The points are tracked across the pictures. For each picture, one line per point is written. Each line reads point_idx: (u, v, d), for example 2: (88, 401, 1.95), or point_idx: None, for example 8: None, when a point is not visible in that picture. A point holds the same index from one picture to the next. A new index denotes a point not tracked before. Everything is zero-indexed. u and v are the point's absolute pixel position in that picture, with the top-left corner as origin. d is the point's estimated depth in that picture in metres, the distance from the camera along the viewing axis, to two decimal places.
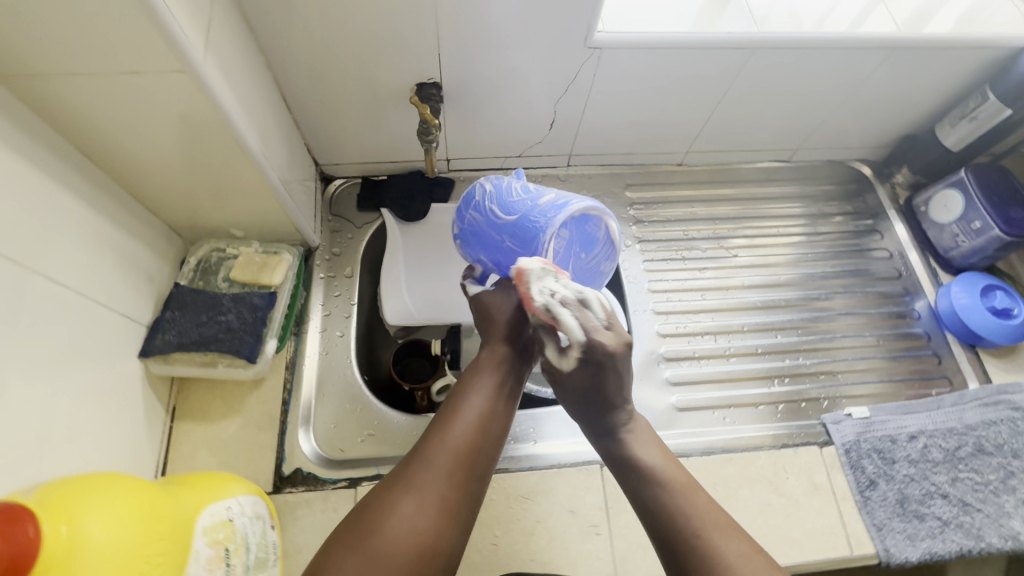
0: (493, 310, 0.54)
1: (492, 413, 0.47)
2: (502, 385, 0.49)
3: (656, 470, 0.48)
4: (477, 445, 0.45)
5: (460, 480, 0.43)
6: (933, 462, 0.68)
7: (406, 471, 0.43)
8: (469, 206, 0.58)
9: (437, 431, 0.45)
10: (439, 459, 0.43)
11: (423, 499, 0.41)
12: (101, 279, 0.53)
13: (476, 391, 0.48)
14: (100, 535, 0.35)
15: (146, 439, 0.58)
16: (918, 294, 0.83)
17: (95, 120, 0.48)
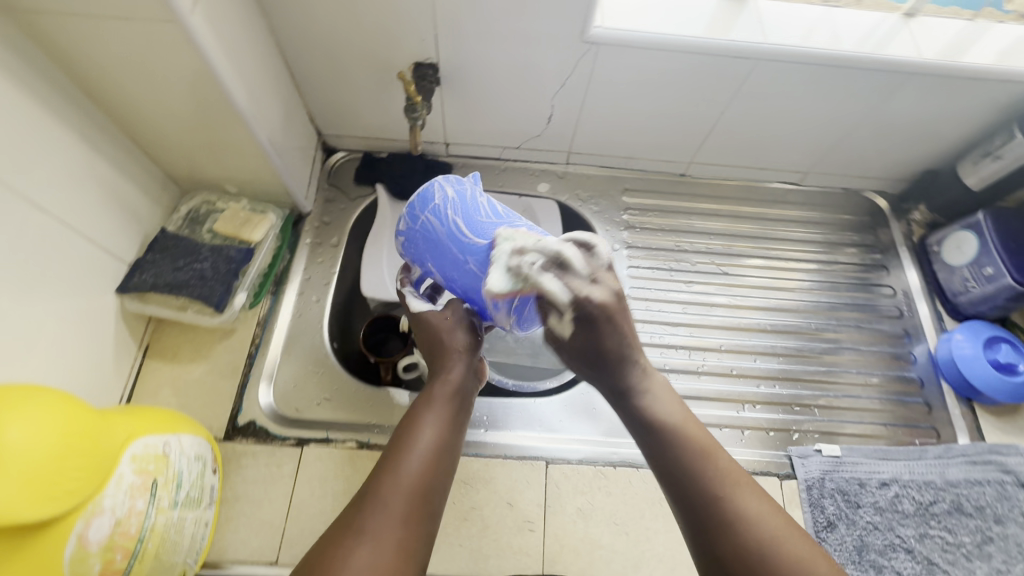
0: (440, 336, 0.51)
1: (445, 447, 0.44)
2: (454, 414, 0.46)
3: (674, 421, 0.44)
4: (433, 483, 0.41)
5: (416, 523, 0.39)
6: (902, 513, 0.64)
7: (355, 517, 0.38)
8: (425, 204, 0.48)
9: (389, 469, 0.41)
10: (393, 503, 0.39)
11: (379, 547, 0.36)
12: (87, 214, 0.56)
13: (428, 423, 0.44)
14: (16, 439, 0.36)
15: (113, 369, 0.61)
16: (918, 338, 0.79)
17: (95, 61, 0.51)
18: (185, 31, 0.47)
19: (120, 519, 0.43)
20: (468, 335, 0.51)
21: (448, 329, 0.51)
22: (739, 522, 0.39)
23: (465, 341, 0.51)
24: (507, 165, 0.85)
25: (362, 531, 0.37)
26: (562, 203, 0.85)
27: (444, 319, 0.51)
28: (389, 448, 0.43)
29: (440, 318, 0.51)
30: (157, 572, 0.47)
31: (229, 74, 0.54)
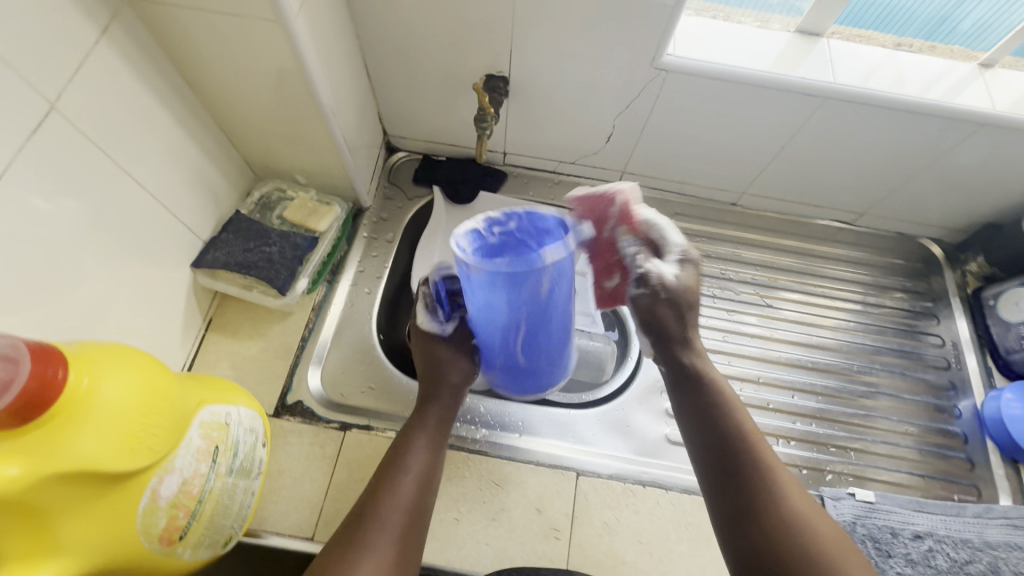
0: (441, 364, 0.59)
1: (432, 467, 0.52)
2: (439, 441, 0.55)
3: (721, 403, 0.49)
4: (421, 502, 0.49)
5: (410, 534, 0.47)
6: (934, 568, 0.63)
7: (358, 531, 0.45)
8: (551, 274, 0.47)
9: (387, 488, 0.48)
10: (391, 515, 0.46)
11: (379, 556, 0.44)
12: (174, 191, 0.61)
13: (417, 448, 0.52)
14: (114, 395, 0.39)
15: (180, 337, 0.65)
16: (964, 392, 0.77)
17: (202, 53, 0.55)
18: (287, 33, 0.51)
19: (186, 479, 0.46)
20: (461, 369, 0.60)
21: (450, 363, 0.59)
22: (775, 503, 0.43)
23: (459, 375, 0.59)
24: (560, 179, 0.87)
25: (364, 543, 0.44)
26: None
27: (448, 354, 0.59)
28: (382, 470, 0.50)
29: (444, 350, 0.59)
30: (209, 533, 0.50)
31: (318, 74, 0.58)
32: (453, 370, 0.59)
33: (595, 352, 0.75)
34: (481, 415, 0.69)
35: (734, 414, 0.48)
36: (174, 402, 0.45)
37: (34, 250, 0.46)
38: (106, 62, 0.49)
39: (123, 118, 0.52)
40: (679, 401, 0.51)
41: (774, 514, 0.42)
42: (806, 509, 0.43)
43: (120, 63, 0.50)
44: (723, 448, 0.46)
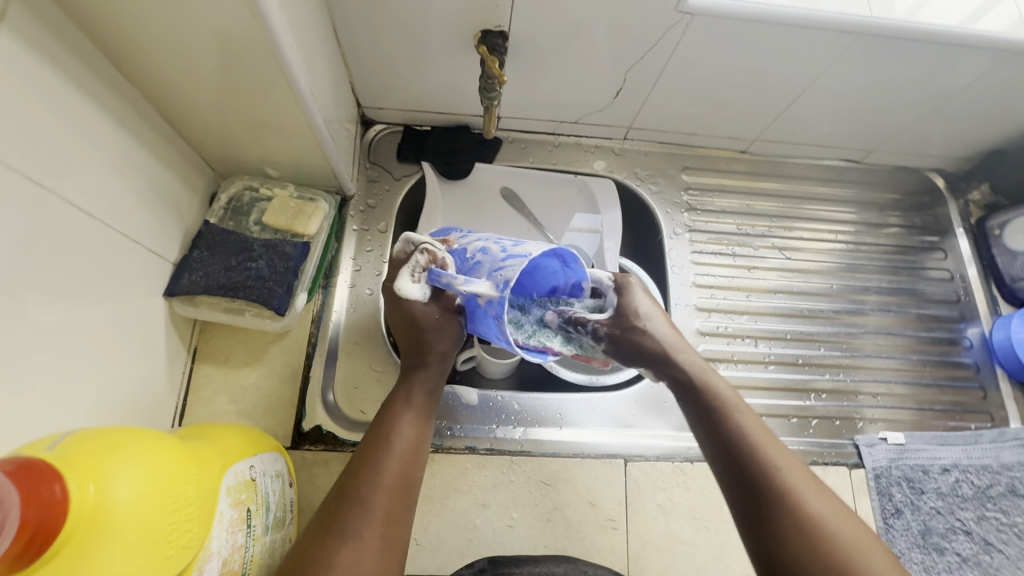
0: (424, 330, 0.50)
1: (419, 446, 0.47)
2: (429, 414, 0.50)
3: (728, 407, 0.48)
4: (409, 481, 0.45)
5: (397, 519, 0.42)
6: (962, 497, 0.66)
7: (339, 519, 0.41)
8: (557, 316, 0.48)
9: (368, 469, 0.44)
10: (375, 501, 0.42)
11: (363, 545, 0.39)
12: (125, 210, 0.50)
13: (405, 425, 0.47)
14: (131, 500, 0.32)
15: (167, 376, 0.56)
16: (973, 322, 0.80)
17: (134, 32, 0.43)
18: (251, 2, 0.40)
19: (226, 558, 0.40)
20: (451, 330, 0.50)
21: (432, 326, 0.50)
22: (792, 504, 0.41)
23: (447, 343, 0.51)
24: (561, 140, 0.80)
25: (347, 530, 0.40)
26: (619, 182, 0.81)
27: (431, 315, 0.49)
28: (366, 445, 0.46)
29: (424, 311, 0.49)
30: None
31: (289, 48, 0.47)
32: (440, 335, 0.50)
33: None
34: (517, 412, 0.65)
35: (741, 417, 0.47)
36: (197, 479, 0.38)
37: None
38: (11, 59, 0.37)
39: (47, 129, 0.40)
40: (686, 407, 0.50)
41: (793, 514, 0.41)
42: (825, 508, 0.41)
43: (27, 56, 0.38)
44: (733, 452, 0.45)
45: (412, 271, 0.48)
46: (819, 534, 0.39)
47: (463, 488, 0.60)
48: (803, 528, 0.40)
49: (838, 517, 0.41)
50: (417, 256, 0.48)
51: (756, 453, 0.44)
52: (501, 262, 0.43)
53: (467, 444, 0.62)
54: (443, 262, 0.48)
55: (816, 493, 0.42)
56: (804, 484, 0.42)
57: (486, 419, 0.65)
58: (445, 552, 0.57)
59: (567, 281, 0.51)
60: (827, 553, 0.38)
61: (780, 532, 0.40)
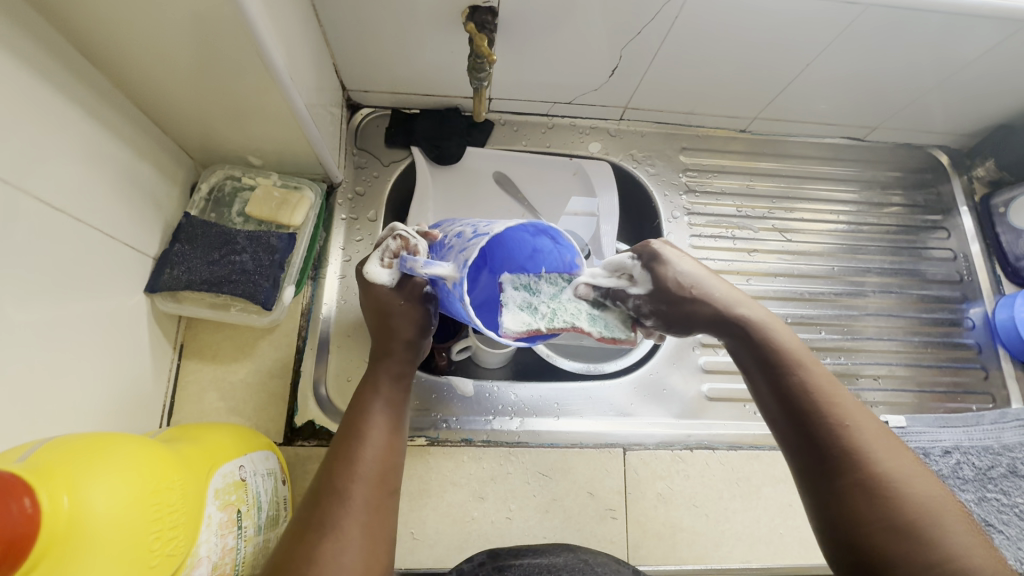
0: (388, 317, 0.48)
1: (394, 435, 0.46)
2: (400, 402, 0.48)
3: (793, 361, 0.44)
4: (387, 469, 0.43)
5: (379, 507, 0.41)
6: (962, 479, 0.66)
7: (315, 512, 0.39)
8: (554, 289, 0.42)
9: (343, 460, 0.42)
10: (352, 493, 0.40)
11: (344, 537, 0.38)
12: (99, 205, 0.48)
13: (376, 415, 0.46)
14: (108, 512, 0.31)
15: (154, 375, 0.55)
16: (975, 301, 0.79)
17: (98, 16, 0.40)
18: None
19: (216, 562, 0.39)
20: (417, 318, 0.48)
21: (400, 313, 0.48)
22: (859, 460, 0.38)
23: (411, 329, 0.49)
24: (555, 122, 0.77)
25: (327, 523, 0.38)
26: (615, 165, 0.78)
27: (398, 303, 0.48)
28: (338, 440, 0.44)
29: (389, 297, 0.47)
30: None
31: (266, 29, 0.44)
32: (405, 322, 0.49)
33: None
34: (514, 403, 0.65)
35: (808, 371, 0.43)
36: (181, 485, 0.36)
37: None
38: None
39: (7, 121, 0.38)
40: (744, 360, 0.47)
41: (861, 475, 0.38)
42: (898, 467, 0.38)
43: None
44: (796, 409, 0.42)
45: (382, 255, 0.46)
46: (888, 491, 0.36)
47: (460, 481, 0.59)
48: (870, 485, 0.37)
49: (911, 476, 0.37)
50: (387, 240, 0.45)
51: (822, 411, 0.41)
52: (468, 243, 0.40)
53: (464, 437, 0.62)
54: (414, 248, 0.45)
55: (889, 451, 0.38)
56: (876, 441, 0.39)
57: (482, 410, 0.64)
58: (443, 545, 0.56)
59: (568, 262, 0.43)
60: (896, 512, 0.36)
61: (844, 489, 0.38)
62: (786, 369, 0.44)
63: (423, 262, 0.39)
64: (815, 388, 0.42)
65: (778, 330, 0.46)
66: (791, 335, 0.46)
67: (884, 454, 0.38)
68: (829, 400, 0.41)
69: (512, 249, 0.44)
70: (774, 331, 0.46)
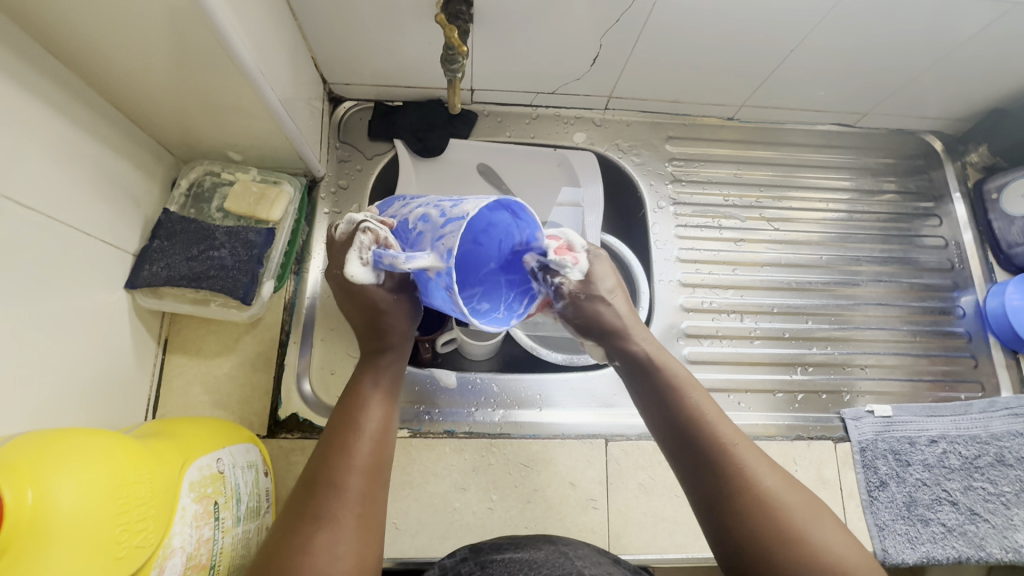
0: (382, 315, 0.47)
1: (390, 426, 0.44)
2: (396, 393, 0.46)
3: (677, 386, 0.44)
4: (382, 459, 0.42)
5: (372, 499, 0.40)
6: (948, 468, 0.66)
7: (310, 505, 0.38)
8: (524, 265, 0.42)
9: (337, 450, 0.40)
10: (348, 485, 0.39)
11: (340, 529, 0.37)
12: (78, 203, 0.48)
13: (374, 405, 0.44)
14: (74, 507, 0.32)
15: (137, 371, 0.56)
16: (966, 290, 0.79)
17: (61, 18, 0.40)
18: None
19: (191, 553, 0.40)
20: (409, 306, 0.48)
21: (393, 310, 0.47)
22: (748, 480, 0.39)
23: (404, 320, 0.48)
24: (539, 112, 0.77)
25: (323, 514, 0.37)
26: (601, 155, 0.78)
27: (389, 299, 0.46)
28: (331, 431, 0.42)
29: (380, 294, 0.45)
30: None
31: (233, 25, 0.44)
32: (397, 316, 0.47)
33: None
34: (496, 395, 0.66)
35: (690, 394, 0.43)
36: (150, 480, 0.37)
37: None
38: None
39: None
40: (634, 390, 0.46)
41: (750, 502, 0.38)
42: (777, 481, 0.39)
43: None
44: (688, 434, 0.41)
45: (358, 252, 0.42)
46: (773, 509, 0.37)
47: (443, 471, 0.59)
48: (758, 505, 0.38)
49: (788, 486, 0.39)
50: (359, 235, 0.41)
51: (710, 433, 0.41)
52: (443, 229, 0.38)
53: (446, 428, 0.63)
54: (388, 241, 0.43)
55: (767, 467, 0.40)
56: (756, 460, 0.40)
57: (465, 402, 0.65)
58: (426, 535, 0.57)
59: (525, 238, 0.42)
60: (783, 526, 0.37)
61: (736, 515, 0.38)
62: (672, 396, 0.43)
63: (403, 254, 0.37)
64: (700, 407, 0.42)
65: (659, 351, 0.46)
66: (676, 360, 0.46)
67: (763, 473, 0.39)
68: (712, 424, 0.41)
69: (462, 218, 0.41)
70: (659, 355, 0.46)
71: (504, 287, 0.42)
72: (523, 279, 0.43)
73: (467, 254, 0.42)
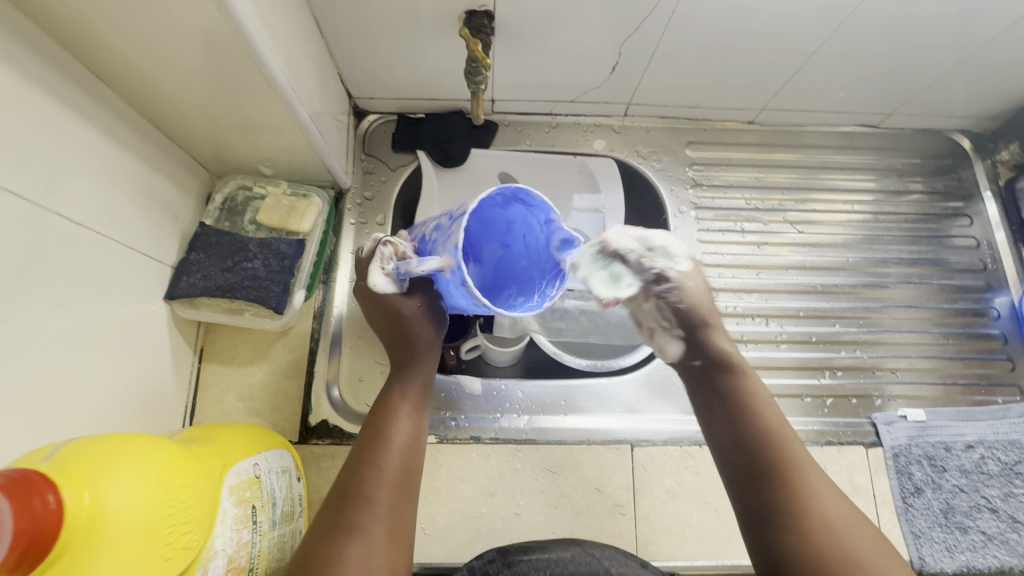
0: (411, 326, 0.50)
1: (417, 442, 0.45)
2: (422, 410, 0.48)
3: (749, 407, 0.46)
4: (410, 472, 0.43)
5: (401, 512, 0.40)
6: (987, 475, 0.64)
7: (341, 515, 0.39)
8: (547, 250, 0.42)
9: (369, 465, 0.42)
10: (378, 498, 0.40)
11: (371, 541, 0.38)
12: (120, 218, 0.50)
13: (401, 420, 0.45)
14: (127, 510, 0.34)
15: (175, 379, 0.58)
16: (1000, 290, 0.77)
17: (109, 44, 0.43)
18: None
19: (232, 555, 0.41)
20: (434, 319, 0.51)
21: (418, 321, 0.50)
22: (809, 503, 0.40)
23: (430, 333, 0.51)
24: (558, 121, 0.77)
25: (355, 525, 0.38)
26: (620, 161, 0.78)
27: (414, 308, 0.49)
28: (361, 444, 0.43)
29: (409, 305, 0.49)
30: None
31: (267, 47, 0.46)
32: (424, 328, 0.50)
33: None
34: (521, 401, 0.66)
35: (763, 418, 0.45)
36: (194, 483, 0.39)
37: None
38: None
39: (34, 145, 0.41)
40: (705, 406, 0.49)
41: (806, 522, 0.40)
42: (839, 510, 0.40)
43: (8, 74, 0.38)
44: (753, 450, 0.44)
45: (380, 264, 0.45)
46: (833, 533, 0.39)
47: (470, 477, 0.60)
48: (817, 526, 0.39)
49: (852, 517, 0.40)
50: (381, 246, 0.45)
51: (770, 447, 0.43)
52: (449, 231, 0.40)
53: (472, 434, 0.63)
54: (407, 253, 0.46)
55: (832, 495, 0.41)
56: (822, 486, 0.42)
57: (490, 408, 0.66)
58: (454, 541, 0.57)
59: (545, 220, 0.42)
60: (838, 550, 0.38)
61: (791, 533, 0.40)
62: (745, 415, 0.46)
63: (415, 261, 0.40)
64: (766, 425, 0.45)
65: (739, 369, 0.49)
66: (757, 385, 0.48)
67: (826, 500, 0.41)
68: (780, 448, 0.43)
69: (486, 225, 0.44)
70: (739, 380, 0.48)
71: (537, 279, 0.42)
72: (553, 265, 0.42)
73: (501, 259, 0.44)
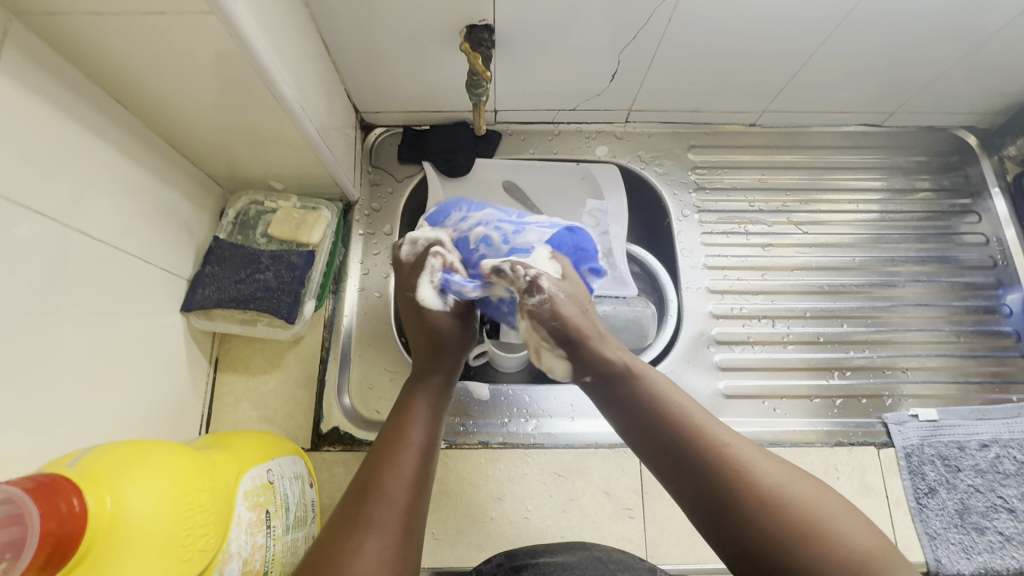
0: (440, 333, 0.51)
1: (429, 448, 0.44)
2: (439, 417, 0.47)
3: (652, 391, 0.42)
4: (421, 478, 0.42)
5: (412, 518, 0.40)
6: (1004, 474, 0.63)
7: (352, 518, 0.38)
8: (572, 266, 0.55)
9: (381, 468, 0.41)
10: (391, 498, 0.39)
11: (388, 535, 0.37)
12: (139, 233, 0.52)
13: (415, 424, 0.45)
14: (147, 513, 0.35)
15: (192, 389, 0.59)
16: (1012, 287, 0.76)
17: (126, 67, 0.45)
18: (228, 22, 0.41)
19: (247, 558, 0.43)
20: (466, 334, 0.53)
21: (449, 333, 0.51)
22: (748, 481, 0.36)
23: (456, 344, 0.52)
24: (561, 129, 0.79)
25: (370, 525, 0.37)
26: (623, 167, 0.79)
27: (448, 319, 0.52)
28: (377, 447, 0.43)
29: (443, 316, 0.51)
30: None
31: (275, 66, 0.48)
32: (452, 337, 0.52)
33: (634, 316, 0.70)
34: (528, 406, 0.67)
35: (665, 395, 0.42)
36: (209, 486, 0.40)
37: (16, 346, 0.39)
38: (17, 103, 0.39)
39: (57, 167, 0.43)
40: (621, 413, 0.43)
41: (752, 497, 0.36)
42: (776, 474, 0.37)
43: (34, 99, 0.41)
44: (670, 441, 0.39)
45: (430, 277, 0.51)
46: (780, 503, 0.35)
47: (479, 481, 0.61)
48: (766, 506, 0.35)
49: (789, 477, 0.37)
50: (432, 261, 0.51)
51: (713, 448, 0.38)
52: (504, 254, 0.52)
53: (481, 439, 0.64)
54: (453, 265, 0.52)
55: (763, 458, 0.38)
56: (752, 452, 0.38)
57: (498, 413, 0.67)
58: (464, 545, 0.58)
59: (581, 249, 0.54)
60: (791, 521, 0.35)
61: (743, 525, 0.36)
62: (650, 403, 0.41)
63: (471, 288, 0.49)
64: (692, 430, 0.39)
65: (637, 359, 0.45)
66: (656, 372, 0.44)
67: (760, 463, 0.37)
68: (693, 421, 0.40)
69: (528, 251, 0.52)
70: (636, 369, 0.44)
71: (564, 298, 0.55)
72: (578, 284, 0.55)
73: None
